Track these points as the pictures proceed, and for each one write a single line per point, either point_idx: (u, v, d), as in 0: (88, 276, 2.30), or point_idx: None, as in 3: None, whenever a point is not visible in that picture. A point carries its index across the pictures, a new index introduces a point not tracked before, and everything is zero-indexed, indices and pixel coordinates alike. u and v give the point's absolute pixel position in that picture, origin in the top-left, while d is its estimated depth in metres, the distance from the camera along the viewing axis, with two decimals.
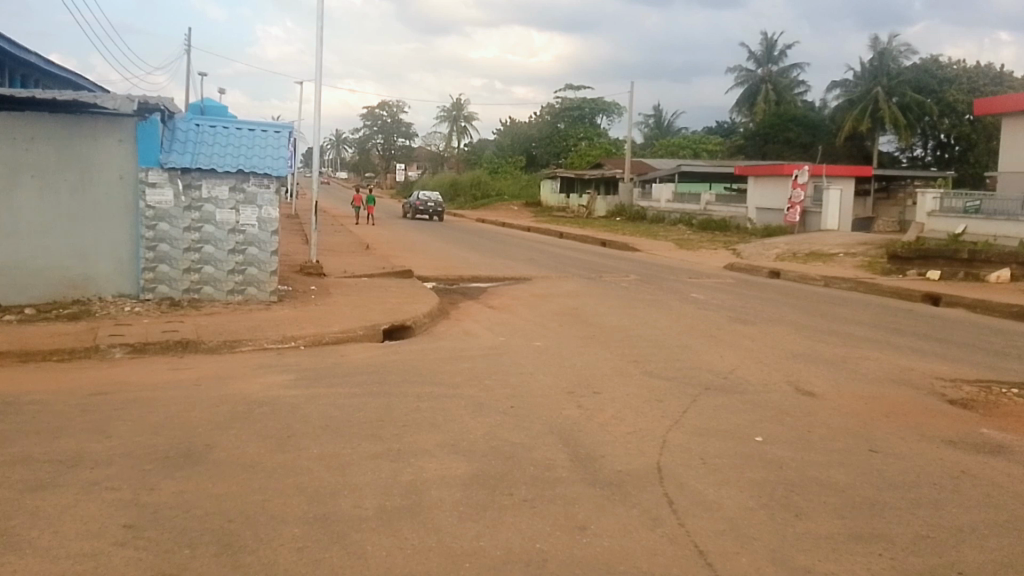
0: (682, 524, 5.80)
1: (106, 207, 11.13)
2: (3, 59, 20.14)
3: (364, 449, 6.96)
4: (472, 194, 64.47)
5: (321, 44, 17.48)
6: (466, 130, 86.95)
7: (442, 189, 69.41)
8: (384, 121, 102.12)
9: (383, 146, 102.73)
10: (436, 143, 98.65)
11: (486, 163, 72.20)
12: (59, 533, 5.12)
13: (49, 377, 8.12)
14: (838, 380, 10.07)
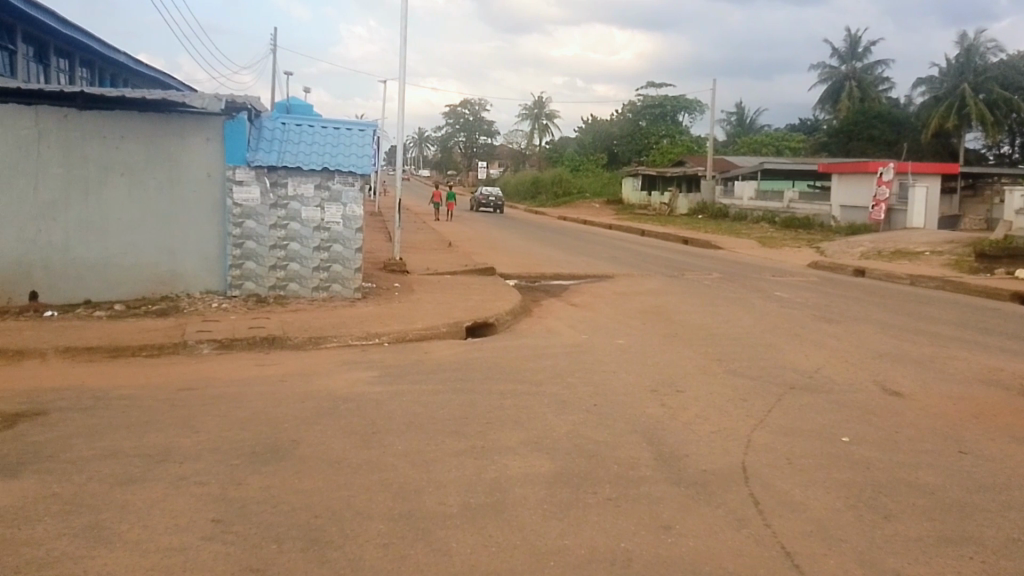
0: (769, 525, 5.50)
1: (194, 205, 11.41)
2: (97, 60, 21.17)
3: (447, 446, 6.87)
4: (553, 193, 64.31)
5: (404, 46, 17.59)
6: (548, 128, 86.83)
7: (524, 188, 69.59)
8: (467, 120, 103.21)
9: (464, 146, 103.75)
10: (518, 142, 99.17)
11: (565, 162, 72.06)
12: (148, 526, 5.18)
13: (141, 372, 8.32)
14: (927, 380, 9.51)
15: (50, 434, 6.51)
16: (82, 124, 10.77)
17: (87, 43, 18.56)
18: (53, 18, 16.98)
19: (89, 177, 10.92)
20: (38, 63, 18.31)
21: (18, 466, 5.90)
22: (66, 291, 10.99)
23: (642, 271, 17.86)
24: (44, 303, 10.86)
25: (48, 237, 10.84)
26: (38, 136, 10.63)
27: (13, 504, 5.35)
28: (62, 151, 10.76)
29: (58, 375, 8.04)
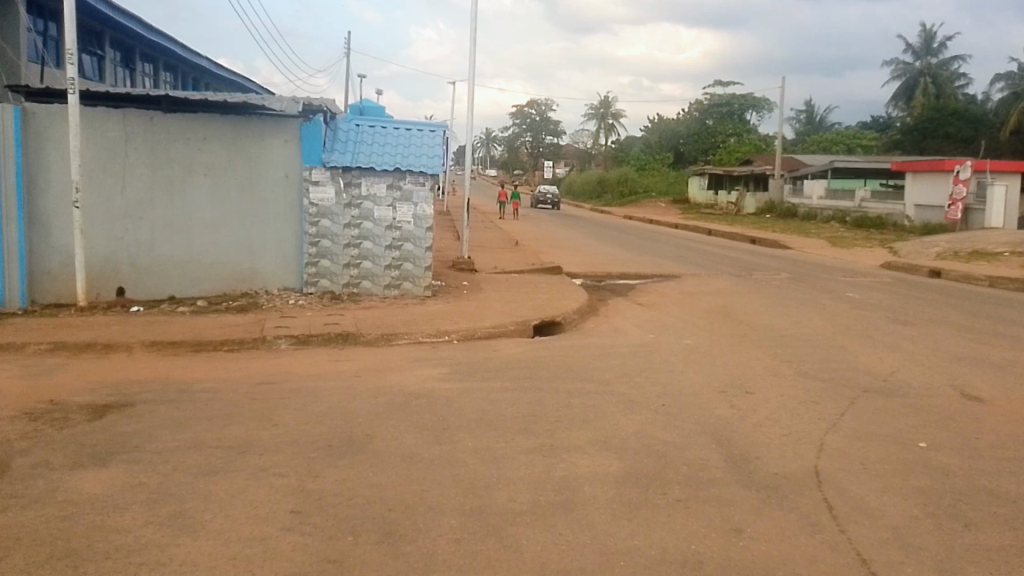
0: (843, 531, 5.40)
1: (273, 205, 11.72)
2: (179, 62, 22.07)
3: (517, 443, 6.92)
4: (619, 193, 64.04)
5: (473, 48, 17.72)
6: (613, 127, 86.46)
7: (590, 188, 69.49)
8: (534, 121, 103.54)
9: (530, 146, 104.08)
10: (584, 142, 99.03)
11: (631, 160, 71.73)
12: (230, 516, 5.36)
13: (222, 366, 8.59)
14: (1008, 385, 9.17)
15: (137, 425, 6.74)
16: (167, 127, 11.14)
17: (168, 46, 19.38)
18: (137, 24, 17.68)
19: (173, 178, 11.30)
20: (123, 67, 19.22)
21: (107, 455, 6.11)
22: (150, 288, 11.39)
23: (710, 271, 17.65)
24: (130, 299, 11.29)
25: (135, 236, 11.25)
26: (126, 139, 11.03)
27: (103, 492, 5.57)
28: (149, 153, 11.16)
29: (144, 368, 8.32)
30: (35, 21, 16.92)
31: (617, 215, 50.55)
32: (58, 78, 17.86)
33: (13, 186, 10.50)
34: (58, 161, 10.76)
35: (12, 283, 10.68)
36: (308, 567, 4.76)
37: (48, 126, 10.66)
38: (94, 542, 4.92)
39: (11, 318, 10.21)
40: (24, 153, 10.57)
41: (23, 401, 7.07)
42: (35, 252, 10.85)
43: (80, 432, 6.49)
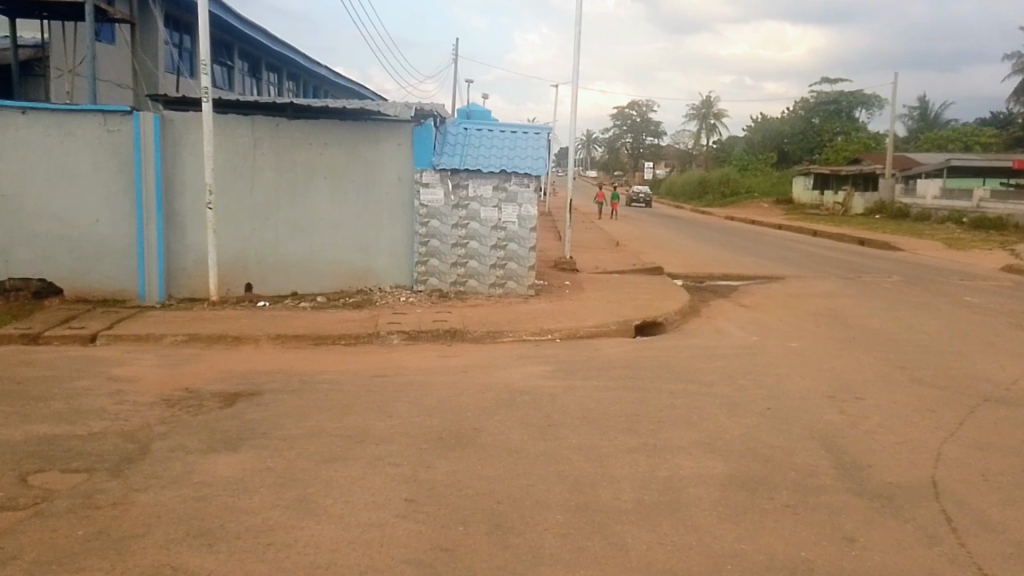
0: (962, 544, 5.24)
1: (385, 205, 12.14)
2: (297, 66, 23.31)
3: (621, 442, 6.97)
4: (720, 192, 63.04)
5: (578, 50, 17.80)
6: (715, 127, 85.00)
7: (691, 189, 68.56)
8: (633, 121, 102.72)
9: (630, 146, 103.40)
10: (685, 141, 97.75)
11: (734, 159, 70.48)
12: (350, 502, 5.63)
13: (337, 359, 8.96)
14: None
15: (263, 413, 7.13)
16: (291, 132, 11.65)
17: (286, 53, 20.53)
18: (263, 35, 18.62)
19: (295, 180, 11.80)
20: (250, 76, 20.57)
21: (238, 441, 6.49)
22: (273, 284, 11.94)
23: (818, 272, 17.24)
24: (257, 294, 11.86)
25: (259, 235, 11.79)
26: (254, 144, 11.58)
27: (234, 475, 5.90)
28: (275, 157, 11.68)
29: (269, 360, 8.79)
30: (171, 35, 17.94)
31: (719, 215, 49.72)
32: (191, 87, 18.96)
33: (152, 188, 11.22)
34: (193, 165, 11.44)
35: (150, 279, 11.40)
36: (422, 554, 4.96)
37: (184, 132, 11.36)
38: (226, 522, 5.23)
39: (149, 311, 10.90)
40: (162, 157, 11.28)
41: (161, 389, 7.57)
42: (171, 249, 11.56)
43: (212, 418, 6.92)
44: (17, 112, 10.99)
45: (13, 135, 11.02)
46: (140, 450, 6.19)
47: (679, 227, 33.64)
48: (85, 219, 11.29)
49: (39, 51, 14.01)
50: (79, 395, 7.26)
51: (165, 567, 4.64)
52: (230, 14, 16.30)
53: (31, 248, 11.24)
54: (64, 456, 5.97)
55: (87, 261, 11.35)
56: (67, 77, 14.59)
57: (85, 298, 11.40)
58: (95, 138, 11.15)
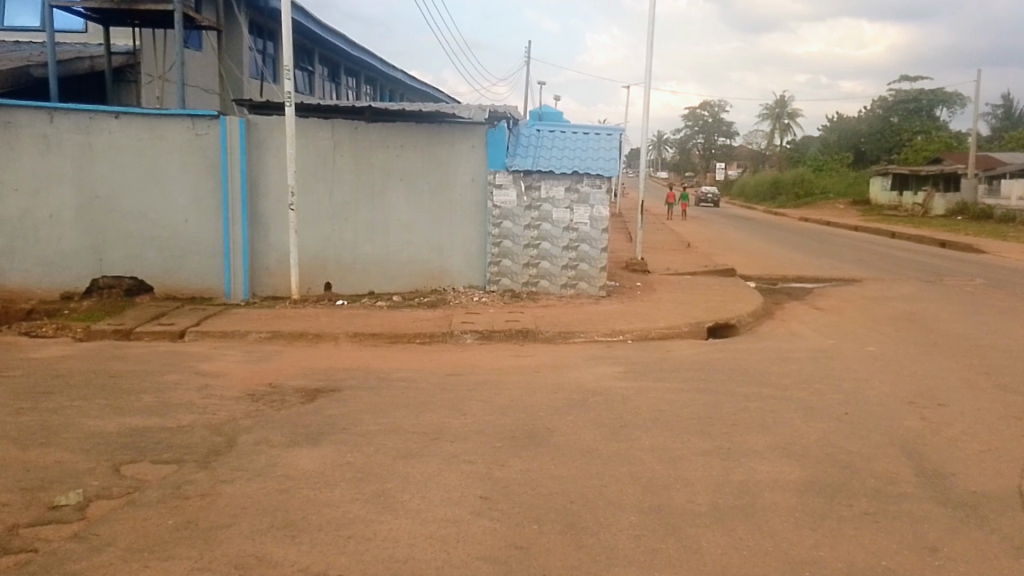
0: None
1: (459, 206, 12.31)
2: (371, 69, 23.76)
3: (694, 445, 6.90)
4: (794, 193, 61.98)
5: (649, 50, 17.72)
6: (789, 127, 83.18)
7: (764, 189, 67.43)
8: (704, 121, 101.25)
9: (699, 147, 102.05)
10: (757, 142, 95.91)
11: (810, 159, 69.11)
12: (426, 498, 5.72)
13: (412, 357, 9.12)
14: None
15: (342, 409, 7.30)
16: (369, 134, 11.89)
17: (362, 57, 20.97)
18: (342, 41, 19.10)
19: (372, 181, 12.03)
20: (329, 81, 21.09)
21: (319, 435, 6.67)
22: (351, 283, 12.20)
23: (897, 275, 16.76)
24: (336, 293, 12.13)
25: (338, 235, 12.04)
26: (334, 146, 11.84)
27: (315, 469, 6.05)
28: (353, 159, 11.93)
29: (346, 357, 8.99)
30: (256, 42, 18.46)
31: (794, 217, 48.66)
32: (274, 93, 19.48)
33: (238, 189, 11.59)
34: (275, 167, 11.78)
35: (236, 278, 11.79)
36: (496, 551, 5.00)
37: (268, 135, 11.70)
38: (308, 514, 5.36)
39: (234, 308, 11.26)
40: (247, 159, 11.64)
41: (245, 383, 7.82)
42: (255, 249, 11.93)
43: (294, 413, 7.11)
44: (111, 117, 11.47)
45: (107, 139, 11.51)
46: (227, 443, 6.39)
47: (752, 229, 33.12)
48: (174, 219, 11.73)
49: (132, 58, 14.46)
50: (168, 389, 7.54)
51: (251, 556, 4.77)
52: (310, 20, 16.73)
53: (124, 247, 11.73)
54: (155, 447, 6.20)
55: (177, 260, 11.80)
56: (157, 83, 15.02)
57: (174, 296, 11.85)
58: (184, 141, 11.58)
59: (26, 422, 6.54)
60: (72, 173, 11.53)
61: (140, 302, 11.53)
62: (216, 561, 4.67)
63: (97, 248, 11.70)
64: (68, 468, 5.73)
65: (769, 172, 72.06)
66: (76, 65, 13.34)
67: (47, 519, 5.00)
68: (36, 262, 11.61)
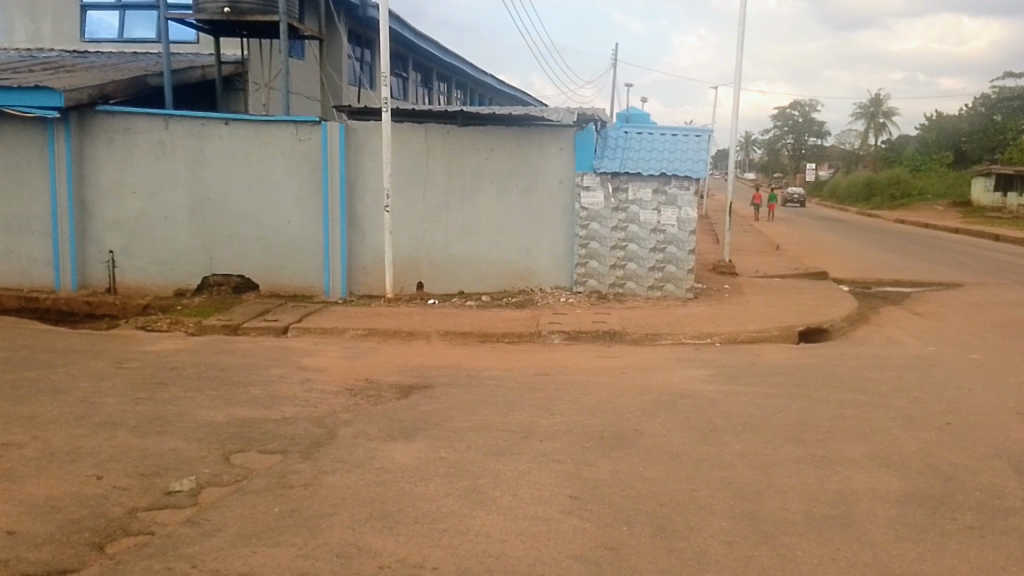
0: None
1: (548, 207, 12.40)
2: (460, 73, 24.14)
3: (787, 451, 6.77)
4: (890, 195, 59.90)
5: (740, 51, 17.45)
6: (884, 126, 80.22)
7: (857, 191, 65.39)
8: (795, 121, 98.65)
9: (788, 147, 99.56)
10: (850, 142, 92.91)
11: (907, 159, 66.63)
12: (517, 495, 5.78)
13: (501, 356, 9.24)
14: None
15: (434, 405, 7.47)
16: (461, 138, 12.10)
17: (452, 62, 21.30)
18: (435, 47, 19.47)
19: (463, 184, 12.23)
20: (422, 87, 21.52)
21: (413, 430, 6.84)
22: (442, 283, 12.41)
23: (1003, 280, 16.01)
24: (428, 292, 12.36)
25: (430, 236, 12.28)
26: (427, 150, 12.10)
27: (410, 463, 6.21)
28: (445, 161, 12.16)
29: (437, 355, 9.17)
30: (354, 50, 19.00)
31: (890, 219, 46.99)
32: (370, 99, 19.97)
33: (336, 192, 11.95)
34: (371, 170, 12.09)
35: (335, 277, 12.16)
36: (587, 550, 5.00)
37: (365, 139, 12.03)
38: (404, 507, 5.49)
39: (332, 306, 11.61)
40: (346, 163, 12.00)
41: (343, 379, 8.07)
42: (353, 249, 12.26)
43: (389, 409, 7.31)
44: (221, 123, 12.03)
45: (217, 144, 12.08)
46: (327, 436, 6.62)
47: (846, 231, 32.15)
48: (278, 221, 12.18)
49: (240, 66, 14.99)
50: (271, 382, 7.86)
51: (350, 546, 4.92)
52: (405, 27, 17.12)
53: (231, 247, 12.28)
54: (261, 437, 6.48)
55: (280, 259, 12.26)
56: (263, 90, 15.45)
57: (277, 294, 12.32)
58: (287, 146, 12.02)
59: (143, 411, 6.92)
60: (185, 177, 12.17)
61: (246, 299, 12.06)
62: (318, 549, 4.84)
63: (206, 247, 12.28)
64: (182, 456, 6.04)
65: (862, 172, 69.63)
66: (189, 74, 13.91)
67: (163, 504, 5.29)
68: (152, 260, 12.32)
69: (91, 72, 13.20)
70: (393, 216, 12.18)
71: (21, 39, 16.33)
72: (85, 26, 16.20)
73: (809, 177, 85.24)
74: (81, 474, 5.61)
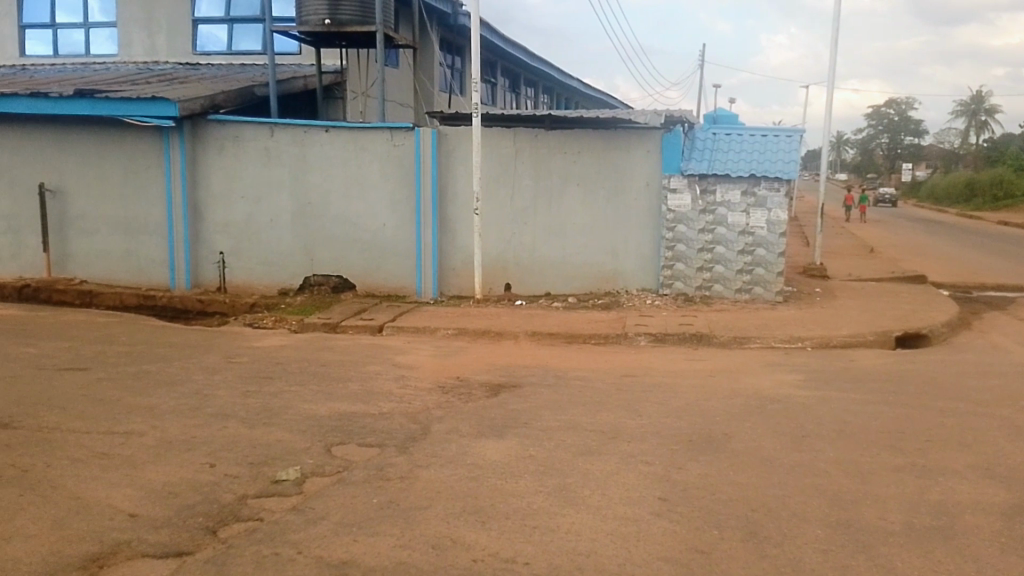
0: None
1: (635, 210, 12.41)
2: (546, 77, 24.27)
3: (884, 459, 6.63)
4: (993, 196, 57.20)
5: (834, 48, 16.99)
6: (987, 124, 76.60)
7: (957, 192, 62.66)
8: (890, 120, 95.09)
9: (882, 146, 96.11)
10: (949, 140, 88.97)
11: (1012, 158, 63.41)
12: (606, 495, 5.85)
13: (588, 357, 9.32)
14: None
15: (524, 404, 7.61)
16: (549, 141, 12.24)
17: (540, 66, 21.43)
18: (523, 53, 19.67)
19: (551, 187, 12.35)
20: (510, 92, 21.74)
21: (503, 428, 6.99)
22: (530, 284, 12.54)
23: None
24: (515, 293, 12.52)
25: (518, 238, 12.44)
26: (515, 154, 12.28)
27: (501, 460, 6.36)
28: (533, 165, 12.31)
29: (524, 355, 9.32)
30: (445, 57, 19.35)
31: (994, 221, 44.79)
32: (460, 104, 20.33)
33: (430, 196, 12.24)
34: (462, 175, 12.34)
35: (426, 278, 12.47)
36: (678, 553, 5.03)
37: (455, 144, 12.28)
38: (497, 503, 5.63)
39: (424, 306, 11.91)
40: (439, 167, 12.28)
41: (435, 376, 8.31)
42: (444, 250, 12.54)
43: (480, 407, 7.49)
44: (321, 130, 12.48)
45: (318, 151, 12.54)
46: (422, 431, 6.84)
47: (947, 233, 30.86)
48: (372, 223, 12.57)
49: (340, 75, 15.47)
50: (369, 378, 8.16)
51: (445, 538, 5.09)
52: (495, 34, 17.38)
53: (328, 249, 12.73)
54: (360, 431, 6.74)
55: (374, 260, 12.64)
56: (360, 98, 16.13)
57: (372, 293, 12.69)
58: (384, 152, 12.38)
59: (251, 403, 7.30)
60: (288, 182, 12.68)
61: (344, 298, 12.44)
62: (415, 540, 5.03)
63: (306, 249, 12.77)
64: (287, 447, 6.35)
65: (961, 172, 66.66)
66: (292, 84, 14.51)
67: (271, 492, 5.58)
68: (257, 261, 12.90)
69: (202, 83, 13.90)
70: (483, 218, 12.40)
71: (138, 53, 17.28)
72: (196, 39, 17.01)
73: (905, 177, 82.03)
74: (196, 462, 5.97)
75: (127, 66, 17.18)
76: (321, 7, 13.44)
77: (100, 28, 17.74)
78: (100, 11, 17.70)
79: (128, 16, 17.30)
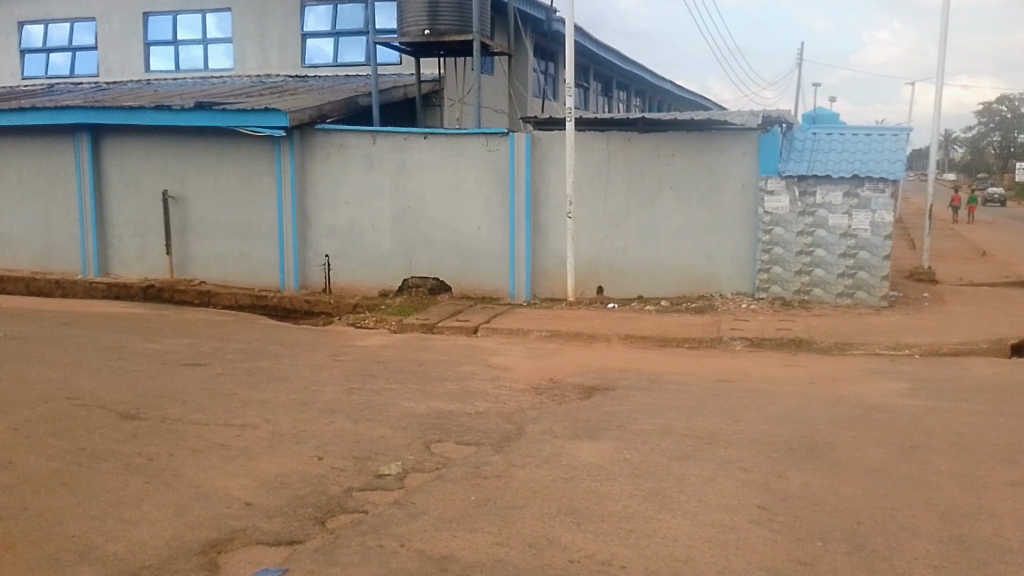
0: None
1: (731, 212, 12.21)
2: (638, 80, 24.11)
3: (999, 473, 6.34)
4: None
5: (943, 44, 16.28)
6: None
7: None
8: (1002, 116, 90.04)
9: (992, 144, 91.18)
10: None
11: None
12: (703, 501, 5.82)
13: (683, 361, 9.24)
14: None
15: (618, 407, 7.63)
16: (643, 145, 12.21)
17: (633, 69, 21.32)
18: (617, 56, 19.63)
19: (645, 190, 12.31)
20: (602, 96, 21.71)
21: (598, 431, 7.02)
22: (622, 287, 12.51)
23: None
24: (608, 296, 12.52)
25: (611, 240, 12.44)
26: (610, 157, 12.31)
27: (596, 462, 6.41)
28: (627, 167, 12.31)
29: (618, 358, 9.32)
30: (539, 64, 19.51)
31: None
32: (554, 109, 20.45)
33: (525, 200, 12.39)
34: (556, 179, 12.42)
35: (521, 280, 12.61)
36: (779, 563, 4.97)
37: (550, 148, 12.38)
38: (593, 505, 5.68)
39: (518, 308, 12.08)
40: (534, 172, 12.40)
41: (529, 378, 8.41)
42: (539, 254, 12.65)
43: (574, 408, 7.55)
44: (420, 137, 12.78)
45: (416, 156, 12.86)
46: (517, 431, 6.95)
47: None
48: (468, 227, 12.80)
49: (438, 84, 15.79)
50: (465, 378, 8.34)
51: (542, 537, 5.17)
52: (589, 39, 17.42)
53: (425, 251, 13.04)
54: (458, 430, 6.90)
55: (470, 263, 12.87)
56: (457, 105, 16.41)
57: (468, 295, 12.92)
58: (480, 157, 12.59)
59: (355, 400, 7.57)
60: (388, 187, 13.04)
61: (441, 300, 12.67)
62: (513, 538, 5.13)
63: (404, 251, 13.11)
64: (389, 443, 6.55)
65: None
66: (393, 94, 14.94)
67: (374, 486, 5.79)
68: (357, 263, 13.32)
69: (309, 94, 14.48)
70: (576, 221, 12.46)
71: (251, 67, 18.15)
72: (303, 53, 17.71)
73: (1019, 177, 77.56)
74: (304, 455, 6.25)
75: (240, 79, 18.04)
76: (421, 18, 13.77)
77: (216, 44, 18.69)
78: (216, 28, 18.64)
79: (240, 31, 18.17)
